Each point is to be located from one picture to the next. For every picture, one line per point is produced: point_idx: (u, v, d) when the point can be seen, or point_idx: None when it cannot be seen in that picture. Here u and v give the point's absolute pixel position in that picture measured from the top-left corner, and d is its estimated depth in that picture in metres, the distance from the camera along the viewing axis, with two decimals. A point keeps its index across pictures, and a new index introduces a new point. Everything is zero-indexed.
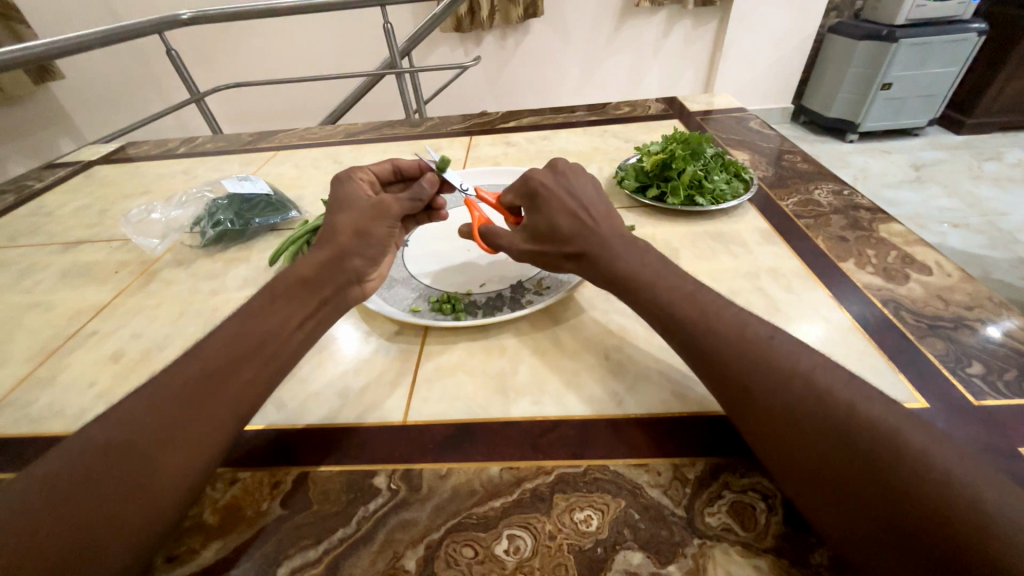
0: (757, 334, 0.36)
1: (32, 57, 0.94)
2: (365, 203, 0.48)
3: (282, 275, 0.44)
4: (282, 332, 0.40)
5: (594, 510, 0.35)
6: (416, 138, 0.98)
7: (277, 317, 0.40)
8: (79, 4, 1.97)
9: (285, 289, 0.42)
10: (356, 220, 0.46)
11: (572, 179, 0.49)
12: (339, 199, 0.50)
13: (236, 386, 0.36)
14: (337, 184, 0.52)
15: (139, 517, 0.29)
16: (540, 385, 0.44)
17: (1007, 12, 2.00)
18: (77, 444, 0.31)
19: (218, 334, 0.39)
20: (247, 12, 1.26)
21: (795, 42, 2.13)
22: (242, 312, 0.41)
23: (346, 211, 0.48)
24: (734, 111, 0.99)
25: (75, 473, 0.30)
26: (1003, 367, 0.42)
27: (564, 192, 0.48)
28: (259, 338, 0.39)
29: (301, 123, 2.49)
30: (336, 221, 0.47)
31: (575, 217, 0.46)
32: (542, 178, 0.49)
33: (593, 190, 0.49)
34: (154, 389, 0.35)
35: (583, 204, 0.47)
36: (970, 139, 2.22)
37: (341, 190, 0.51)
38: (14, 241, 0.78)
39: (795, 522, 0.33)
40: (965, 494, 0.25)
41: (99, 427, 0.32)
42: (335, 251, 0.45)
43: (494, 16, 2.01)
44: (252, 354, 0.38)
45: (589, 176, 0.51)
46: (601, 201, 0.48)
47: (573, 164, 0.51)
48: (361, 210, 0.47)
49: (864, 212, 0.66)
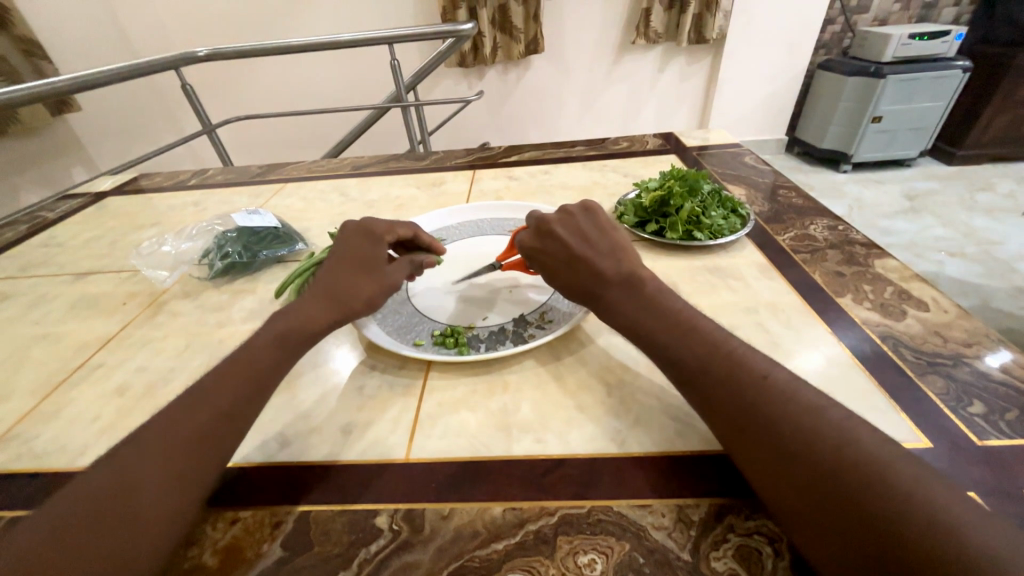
0: (751, 371, 0.37)
1: (54, 93, 0.97)
2: (384, 272, 0.51)
3: (286, 317, 0.45)
4: (279, 365, 0.42)
5: (598, 553, 0.34)
6: (421, 171, 1.01)
7: (276, 352, 0.42)
8: (100, 41, 2.06)
9: (287, 329, 0.44)
10: (376, 291, 0.50)
11: (555, 228, 0.51)
12: (363, 256, 0.51)
13: (236, 418, 0.38)
14: (364, 235, 0.53)
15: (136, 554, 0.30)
16: (543, 422, 0.44)
17: (990, 51, 2.08)
18: (84, 482, 0.32)
19: (219, 369, 0.40)
20: (261, 50, 1.31)
21: (787, 78, 2.21)
22: (243, 347, 0.43)
23: (368, 271, 0.50)
24: (730, 146, 1.02)
25: (83, 510, 0.30)
26: (1005, 406, 0.43)
27: (552, 247, 0.51)
28: (258, 371, 0.40)
29: (308, 153, 2.55)
30: (357, 280, 0.49)
31: (569, 269, 0.49)
32: (528, 241, 0.53)
33: (581, 233, 0.50)
34: (157, 424, 0.36)
35: (570, 254, 0.49)
36: (961, 169, 2.27)
37: (366, 245, 0.52)
38: (25, 272, 0.80)
39: (802, 566, 0.33)
40: (955, 539, 0.25)
41: (106, 465, 0.33)
42: (345, 315, 0.47)
43: (497, 53, 2.11)
44: (252, 385, 0.39)
45: (580, 215, 0.52)
46: (594, 240, 0.49)
47: (558, 211, 0.53)
48: (382, 279, 0.51)
49: (859, 246, 0.67)
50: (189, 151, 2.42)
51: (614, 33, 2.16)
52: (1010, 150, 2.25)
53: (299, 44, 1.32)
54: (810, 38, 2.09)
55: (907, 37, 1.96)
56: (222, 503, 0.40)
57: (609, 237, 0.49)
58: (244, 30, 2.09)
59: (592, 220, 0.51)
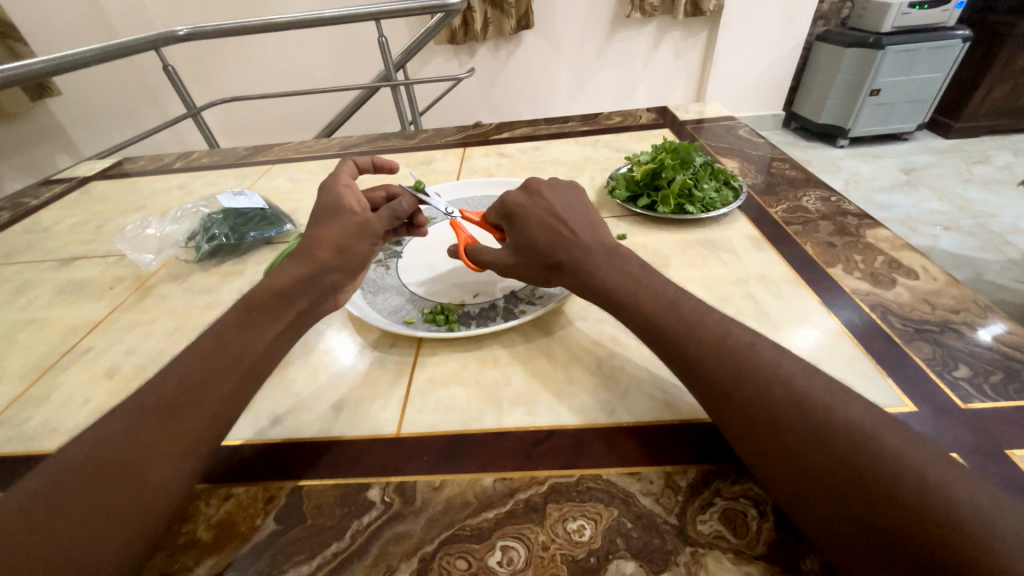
0: (738, 342, 0.36)
1: (33, 74, 0.94)
2: (350, 219, 0.49)
3: (263, 284, 0.44)
4: (260, 345, 0.40)
5: (587, 519, 0.35)
6: (411, 150, 0.99)
7: (256, 330, 0.41)
8: (77, 22, 2.00)
9: (264, 300, 0.42)
10: (339, 235, 0.47)
11: (545, 191, 0.51)
12: (325, 209, 0.50)
13: (214, 402, 0.36)
14: (326, 190, 0.52)
15: (111, 541, 0.29)
16: (533, 395, 0.45)
17: (991, 19, 2.05)
18: (53, 465, 0.31)
19: (196, 347, 0.39)
20: (243, 28, 1.27)
21: (783, 49, 2.17)
22: (222, 322, 0.41)
23: (331, 223, 0.49)
24: (725, 119, 1.01)
25: (54, 493, 0.30)
26: (989, 369, 0.43)
27: (537, 207, 0.50)
28: (238, 349, 0.39)
29: (297, 135, 2.50)
30: (319, 234, 0.47)
31: (550, 230, 0.48)
32: (515, 198, 0.51)
33: (566, 202, 0.50)
34: (127, 405, 0.35)
35: (556, 216, 0.48)
36: (959, 141, 2.25)
37: (329, 197, 0.51)
38: (10, 259, 0.79)
39: (786, 528, 0.33)
40: (941, 495, 0.26)
41: (77, 447, 0.32)
42: (317, 269, 0.45)
43: (488, 28, 2.05)
44: (229, 367, 0.38)
45: (567, 187, 0.52)
46: (576, 211, 0.49)
47: (547, 180, 0.53)
48: (345, 226, 0.48)
49: (852, 218, 0.67)
50: (174, 135, 2.38)
51: (608, 5, 2.10)
52: (1008, 121, 2.23)
53: (283, 21, 1.27)
54: (807, 8, 2.04)
55: (906, 6, 1.92)
56: (214, 480, 0.40)
57: (591, 211, 0.50)
58: (227, 8, 2.02)
59: (576, 194, 0.52)
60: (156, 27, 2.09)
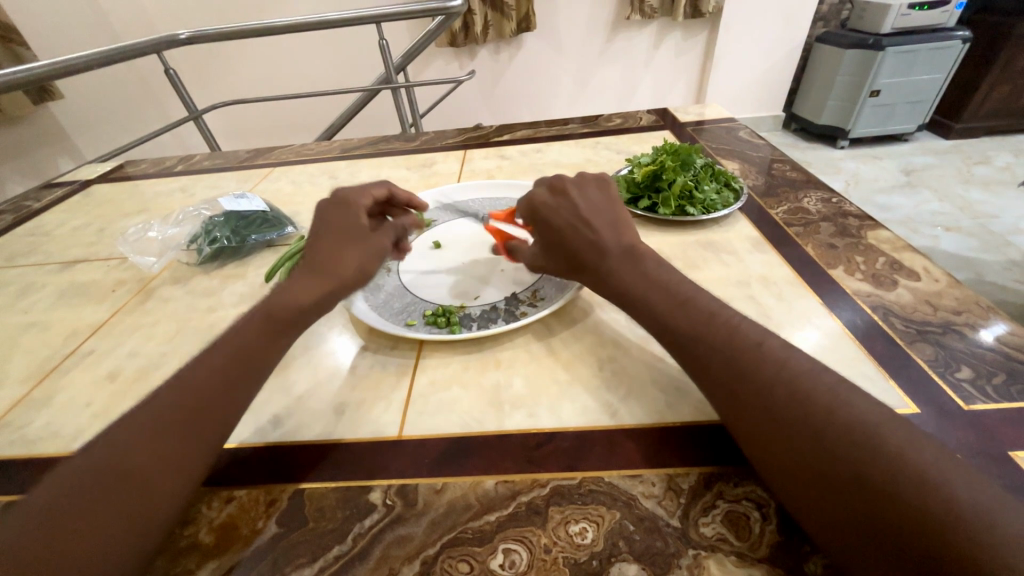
0: (747, 341, 0.36)
1: (36, 77, 0.94)
2: (370, 239, 0.48)
3: (277, 298, 0.42)
4: (264, 342, 0.40)
5: (589, 522, 0.35)
6: (412, 152, 0.99)
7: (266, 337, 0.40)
8: (79, 25, 2.00)
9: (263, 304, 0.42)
10: (362, 258, 0.46)
11: (572, 190, 0.50)
12: (342, 226, 0.48)
13: (222, 409, 0.36)
14: (340, 204, 0.50)
15: (119, 549, 0.29)
16: (534, 397, 0.45)
17: (992, 20, 2.04)
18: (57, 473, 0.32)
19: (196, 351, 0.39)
20: (246, 30, 1.27)
21: (784, 51, 2.17)
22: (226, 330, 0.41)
23: (351, 241, 0.47)
24: (726, 121, 1.01)
25: (62, 504, 0.30)
26: (992, 371, 0.43)
27: (562, 207, 0.49)
28: (237, 351, 0.39)
29: (298, 138, 2.51)
30: (340, 251, 0.46)
31: (571, 234, 0.48)
32: (540, 195, 0.51)
33: (592, 200, 0.49)
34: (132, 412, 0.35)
35: (578, 218, 0.48)
36: (960, 142, 2.25)
37: (342, 213, 0.49)
38: (12, 261, 0.79)
39: (791, 530, 0.33)
40: (945, 498, 0.26)
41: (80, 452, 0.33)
42: (335, 287, 0.44)
43: (488, 30, 2.06)
44: (228, 368, 0.38)
45: (595, 184, 0.51)
46: (603, 207, 0.49)
47: (574, 175, 0.52)
48: (365, 246, 0.47)
49: (853, 219, 0.67)
50: (175, 137, 2.39)
51: (608, 7, 2.10)
52: (1009, 121, 2.22)
53: (285, 24, 1.27)
54: (807, 10, 2.04)
55: (906, 7, 1.92)
56: (216, 483, 0.40)
57: (616, 210, 0.49)
58: (228, 11, 2.03)
59: (604, 191, 0.51)
60: (157, 29, 2.09)
